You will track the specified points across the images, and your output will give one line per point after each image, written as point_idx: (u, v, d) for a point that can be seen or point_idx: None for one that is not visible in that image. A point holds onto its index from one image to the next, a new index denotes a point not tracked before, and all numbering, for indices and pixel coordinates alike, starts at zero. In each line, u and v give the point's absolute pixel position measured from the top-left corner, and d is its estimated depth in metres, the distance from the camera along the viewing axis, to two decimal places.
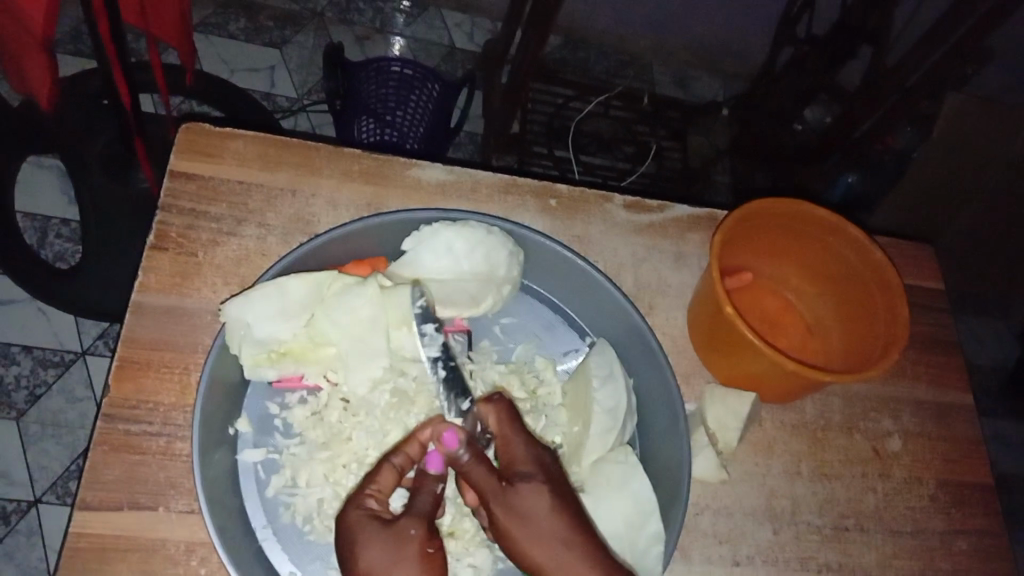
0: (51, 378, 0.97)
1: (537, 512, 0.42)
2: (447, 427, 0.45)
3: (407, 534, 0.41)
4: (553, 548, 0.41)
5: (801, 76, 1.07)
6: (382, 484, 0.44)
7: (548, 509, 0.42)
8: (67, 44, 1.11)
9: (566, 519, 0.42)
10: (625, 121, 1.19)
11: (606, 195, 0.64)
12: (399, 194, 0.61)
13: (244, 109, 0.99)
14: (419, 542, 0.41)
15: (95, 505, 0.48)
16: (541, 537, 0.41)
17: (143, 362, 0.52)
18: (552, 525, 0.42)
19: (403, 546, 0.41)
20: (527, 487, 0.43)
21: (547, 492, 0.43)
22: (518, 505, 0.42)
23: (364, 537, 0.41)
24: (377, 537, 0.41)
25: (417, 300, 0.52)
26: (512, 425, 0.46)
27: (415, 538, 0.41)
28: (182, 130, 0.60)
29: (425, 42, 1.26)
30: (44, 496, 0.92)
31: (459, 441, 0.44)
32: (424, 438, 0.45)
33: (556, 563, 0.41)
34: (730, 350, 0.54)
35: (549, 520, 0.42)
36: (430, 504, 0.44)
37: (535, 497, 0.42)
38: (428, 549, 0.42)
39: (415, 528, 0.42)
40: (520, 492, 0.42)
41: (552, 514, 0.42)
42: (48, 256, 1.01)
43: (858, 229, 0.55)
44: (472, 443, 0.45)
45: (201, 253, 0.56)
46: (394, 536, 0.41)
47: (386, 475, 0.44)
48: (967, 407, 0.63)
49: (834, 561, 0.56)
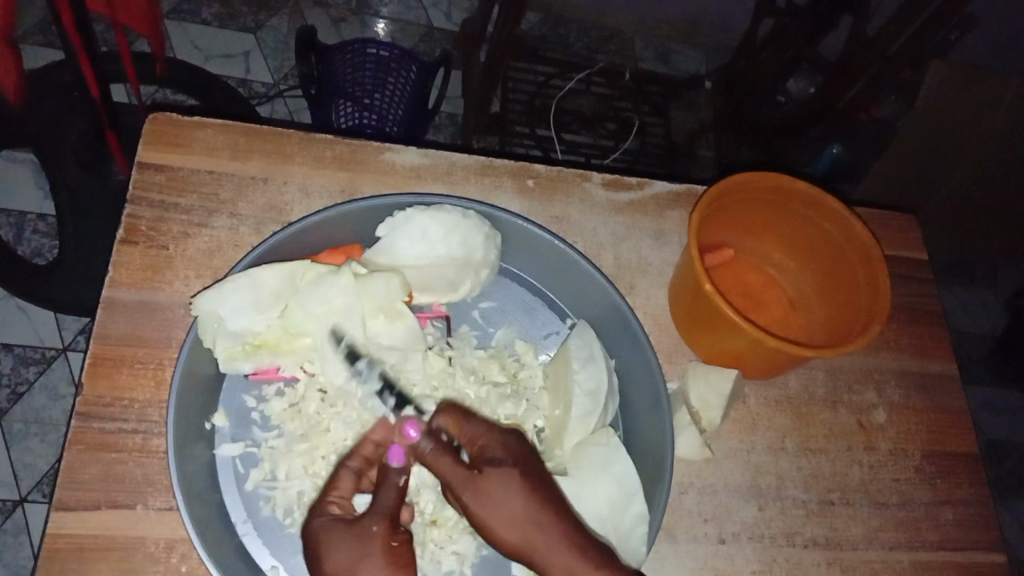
0: (33, 374, 0.96)
1: (506, 496, 0.41)
2: (407, 420, 0.46)
3: (368, 532, 0.41)
4: (527, 529, 0.41)
5: (782, 48, 1.06)
6: (342, 487, 0.44)
7: (519, 491, 0.41)
8: (35, 35, 1.09)
9: (538, 499, 0.41)
10: (607, 97, 1.17)
11: (584, 174, 0.63)
12: (372, 180, 0.60)
13: (218, 96, 0.97)
14: (383, 537, 0.41)
15: (73, 505, 0.47)
16: (512, 521, 0.41)
17: (116, 358, 0.51)
18: (522, 507, 0.41)
19: (365, 545, 0.41)
20: (497, 472, 0.42)
21: (516, 476, 0.42)
22: (490, 491, 0.42)
23: (329, 541, 0.41)
24: (341, 539, 0.41)
25: (336, 347, 0.51)
26: (470, 422, 0.45)
27: (377, 535, 0.41)
28: (149, 120, 0.58)
29: (402, 23, 1.24)
30: (30, 495, 0.92)
31: (419, 432, 0.45)
32: (378, 437, 0.46)
33: (531, 545, 0.41)
34: (711, 328, 0.54)
35: (519, 502, 0.41)
36: (395, 499, 0.43)
37: (503, 483, 0.42)
38: (391, 542, 0.41)
39: (377, 524, 0.42)
40: (488, 479, 0.42)
41: (522, 496, 0.41)
42: (25, 252, 0.99)
43: (837, 201, 0.54)
44: (435, 434, 0.45)
45: (172, 246, 0.55)
46: (357, 535, 0.41)
47: (346, 480, 0.44)
48: (951, 377, 0.63)
49: (821, 537, 0.55)
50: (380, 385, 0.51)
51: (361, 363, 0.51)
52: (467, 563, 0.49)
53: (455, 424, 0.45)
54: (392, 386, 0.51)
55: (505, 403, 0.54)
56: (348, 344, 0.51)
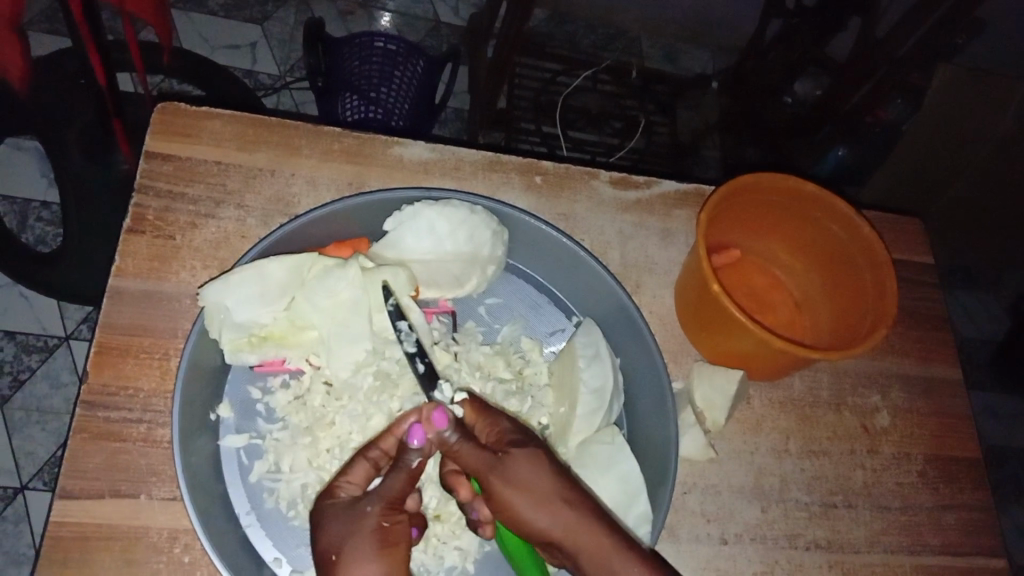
0: (35, 363, 0.96)
1: (533, 474, 0.42)
2: (436, 407, 0.44)
3: (364, 511, 0.42)
4: (553, 507, 0.42)
5: (791, 49, 1.05)
6: (355, 475, 0.44)
7: (546, 472, 0.42)
8: (41, 22, 1.09)
9: (564, 479, 0.42)
10: (613, 95, 1.17)
11: (592, 171, 0.63)
12: (381, 173, 0.59)
13: (224, 87, 0.97)
14: (376, 517, 0.41)
15: (76, 494, 0.47)
16: (540, 500, 0.42)
17: (122, 348, 0.51)
18: (550, 484, 0.42)
19: (360, 522, 0.41)
20: (523, 453, 0.43)
21: (541, 457, 0.43)
22: (516, 473, 0.42)
23: (333, 519, 0.42)
24: (342, 517, 0.42)
25: (387, 302, 0.51)
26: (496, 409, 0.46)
27: (372, 514, 0.42)
28: (157, 109, 0.58)
29: (410, 17, 1.24)
30: (30, 483, 0.92)
31: (446, 420, 0.44)
32: (398, 431, 0.44)
33: (557, 523, 0.41)
34: (717, 328, 0.54)
35: (547, 478, 0.42)
36: (406, 481, 0.43)
37: (529, 461, 0.42)
38: (384, 523, 0.41)
39: (374, 505, 0.42)
40: (514, 458, 0.43)
41: (549, 473, 0.42)
42: (29, 240, 0.99)
43: (845, 203, 0.54)
44: (462, 425, 0.44)
45: (179, 236, 0.55)
46: (354, 513, 0.42)
47: (359, 469, 0.44)
48: (955, 382, 0.63)
49: (822, 539, 0.56)
50: (416, 349, 0.51)
51: (404, 325, 0.51)
52: (470, 558, 0.49)
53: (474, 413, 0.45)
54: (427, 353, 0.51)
55: (510, 400, 0.54)
56: (394, 304, 0.51)
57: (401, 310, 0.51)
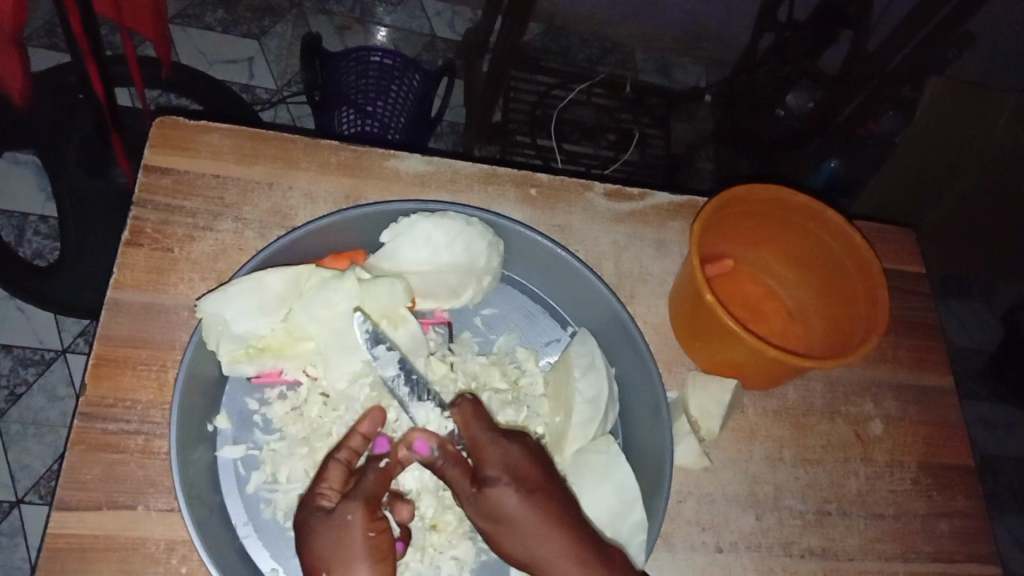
0: (32, 376, 0.96)
1: (508, 515, 0.43)
2: (417, 435, 0.45)
3: (346, 520, 0.42)
4: (524, 540, 0.43)
5: (783, 63, 1.07)
6: (331, 480, 0.45)
7: (520, 511, 0.43)
8: (41, 38, 1.10)
9: (540, 520, 0.43)
10: (607, 108, 1.18)
11: (586, 183, 0.64)
12: (376, 186, 0.60)
13: (221, 102, 0.97)
14: (360, 526, 0.42)
15: (73, 505, 0.47)
16: (515, 537, 0.43)
17: (121, 359, 0.51)
18: (523, 527, 0.42)
19: (342, 532, 0.42)
20: (499, 493, 0.43)
21: (516, 497, 0.43)
22: (491, 510, 0.43)
23: (314, 531, 0.43)
24: (324, 529, 0.42)
25: (362, 324, 0.51)
26: (478, 428, 0.45)
27: (355, 522, 0.42)
28: (156, 123, 0.59)
29: (406, 32, 1.25)
30: (27, 496, 0.92)
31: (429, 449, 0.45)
32: (365, 430, 0.47)
33: (529, 556, 0.43)
34: (710, 337, 0.54)
35: (521, 521, 0.42)
36: (376, 482, 0.44)
37: (504, 503, 0.43)
38: (369, 532, 0.42)
39: (353, 512, 0.42)
40: (490, 499, 0.43)
41: (523, 516, 0.42)
42: (27, 254, 1.00)
43: (836, 213, 0.54)
44: (445, 445, 0.45)
45: (176, 249, 0.55)
46: (335, 523, 0.42)
47: (334, 472, 0.45)
48: (948, 390, 0.64)
49: (817, 547, 0.56)
50: (398, 369, 0.51)
51: (380, 349, 0.51)
52: (466, 567, 0.50)
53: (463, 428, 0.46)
54: (410, 371, 0.51)
55: (506, 410, 0.54)
56: (368, 328, 0.50)
57: (378, 332, 0.51)
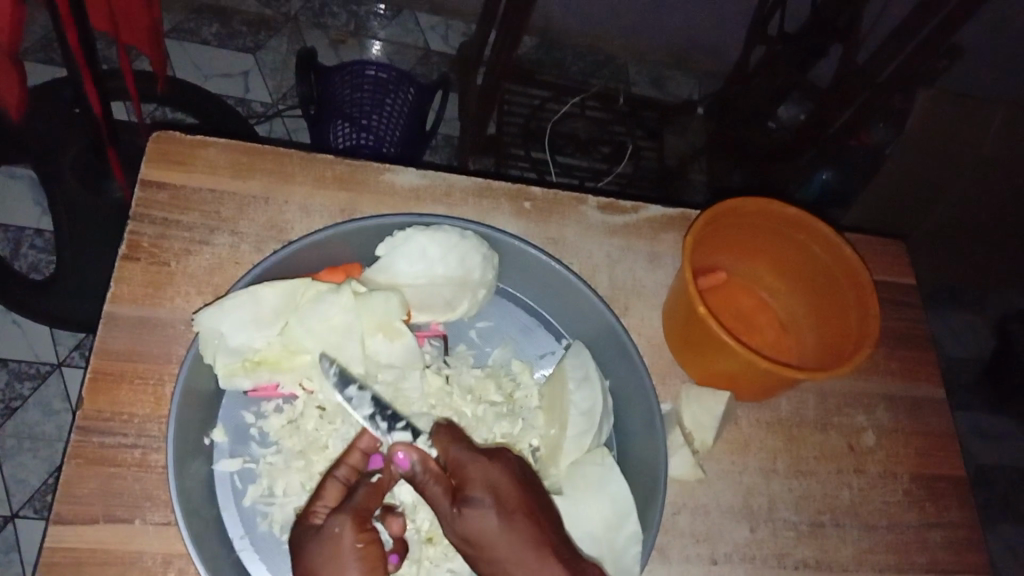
0: (27, 390, 0.96)
1: (485, 535, 0.43)
2: (397, 448, 0.46)
3: (334, 533, 0.43)
4: (502, 562, 0.42)
5: (774, 77, 1.08)
6: (327, 497, 0.46)
7: (497, 531, 0.42)
8: (37, 52, 1.10)
9: (517, 540, 0.42)
10: (600, 121, 1.19)
11: (580, 197, 0.64)
12: (372, 200, 0.61)
13: (216, 116, 0.98)
14: (349, 537, 0.42)
15: (70, 520, 0.47)
16: (493, 559, 0.42)
17: (118, 374, 0.52)
18: (500, 548, 0.42)
19: (332, 545, 0.42)
20: (474, 513, 0.43)
21: (493, 516, 0.43)
22: (468, 531, 0.43)
23: (304, 548, 0.43)
24: (314, 545, 0.43)
25: (330, 370, 0.51)
26: (456, 449, 0.46)
27: (344, 534, 0.43)
28: (152, 138, 0.59)
29: (400, 45, 1.26)
30: (21, 510, 0.91)
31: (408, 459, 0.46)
32: (363, 446, 0.48)
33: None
34: (703, 349, 0.55)
35: (497, 541, 0.42)
36: (367, 495, 0.45)
37: (480, 522, 0.43)
38: (358, 543, 0.43)
39: (341, 524, 0.43)
40: (466, 518, 0.43)
41: (500, 536, 0.42)
42: (22, 267, 1.00)
43: (827, 227, 0.55)
44: (427, 464, 0.45)
45: (173, 263, 0.56)
46: (325, 537, 0.43)
47: (331, 489, 0.46)
48: (939, 401, 0.64)
49: (811, 558, 0.56)
50: (372, 409, 0.51)
51: (351, 390, 0.51)
52: None
53: (444, 449, 0.47)
54: (385, 408, 0.51)
55: (501, 422, 0.55)
56: (336, 372, 0.51)
57: (346, 375, 0.52)
